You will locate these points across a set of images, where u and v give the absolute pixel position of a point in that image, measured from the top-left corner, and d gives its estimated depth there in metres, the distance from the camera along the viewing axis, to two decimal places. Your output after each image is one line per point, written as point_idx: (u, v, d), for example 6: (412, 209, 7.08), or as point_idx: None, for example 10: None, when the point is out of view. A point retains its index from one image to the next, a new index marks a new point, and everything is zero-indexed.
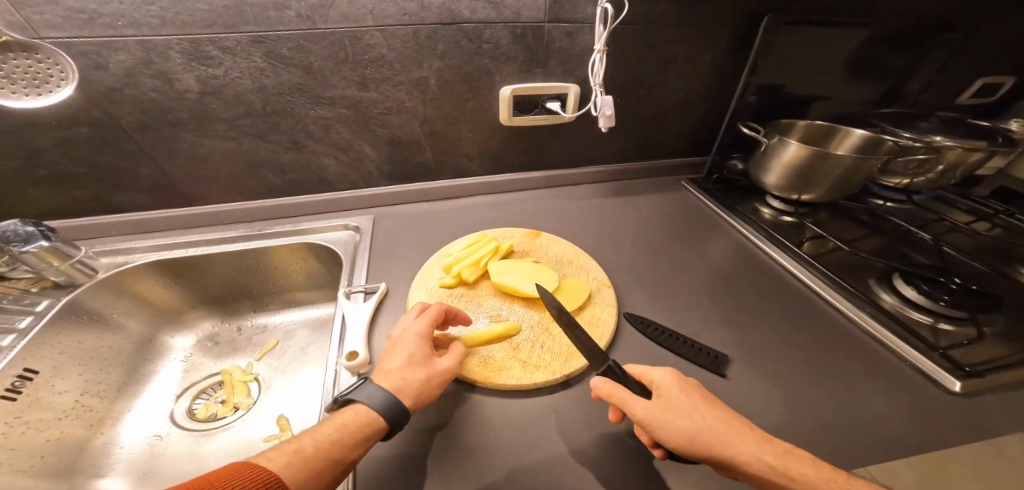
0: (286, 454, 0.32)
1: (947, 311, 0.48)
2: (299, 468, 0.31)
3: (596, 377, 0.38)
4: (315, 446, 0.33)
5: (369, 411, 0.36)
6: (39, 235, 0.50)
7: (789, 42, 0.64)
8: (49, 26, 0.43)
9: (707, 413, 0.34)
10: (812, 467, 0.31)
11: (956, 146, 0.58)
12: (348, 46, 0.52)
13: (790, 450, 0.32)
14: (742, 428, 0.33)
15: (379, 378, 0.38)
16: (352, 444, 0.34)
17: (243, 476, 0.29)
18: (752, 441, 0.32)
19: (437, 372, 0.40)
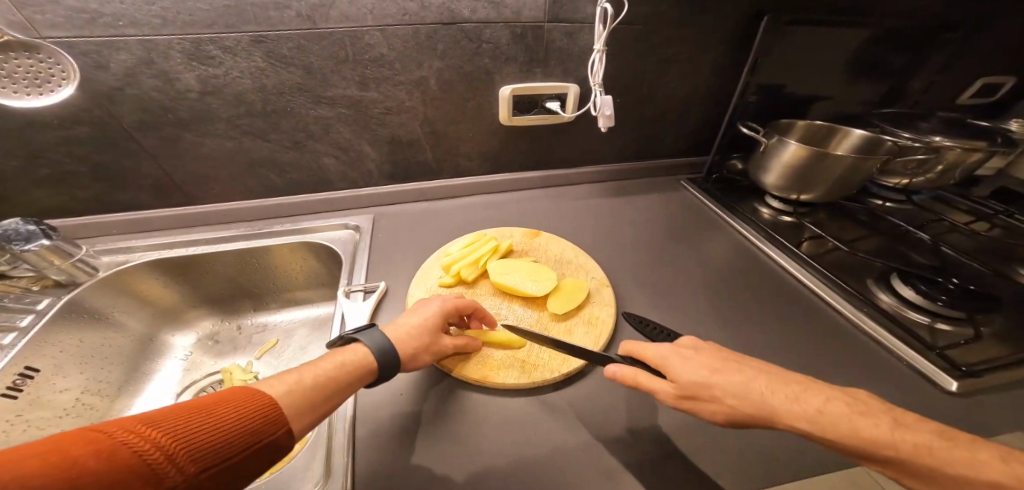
0: (286, 383, 0.31)
1: (944, 311, 0.48)
2: (301, 396, 0.31)
3: (609, 367, 0.37)
4: (314, 378, 0.32)
5: (368, 354, 0.37)
6: (40, 234, 0.51)
7: (789, 42, 0.64)
8: (50, 26, 0.43)
9: (719, 392, 0.33)
10: (846, 417, 0.30)
11: (956, 146, 0.58)
12: (348, 46, 0.52)
13: (820, 404, 0.31)
14: (759, 396, 0.32)
15: (387, 328, 0.40)
16: (349, 381, 0.34)
17: (244, 398, 0.29)
18: (775, 410, 0.32)
19: (438, 346, 0.42)
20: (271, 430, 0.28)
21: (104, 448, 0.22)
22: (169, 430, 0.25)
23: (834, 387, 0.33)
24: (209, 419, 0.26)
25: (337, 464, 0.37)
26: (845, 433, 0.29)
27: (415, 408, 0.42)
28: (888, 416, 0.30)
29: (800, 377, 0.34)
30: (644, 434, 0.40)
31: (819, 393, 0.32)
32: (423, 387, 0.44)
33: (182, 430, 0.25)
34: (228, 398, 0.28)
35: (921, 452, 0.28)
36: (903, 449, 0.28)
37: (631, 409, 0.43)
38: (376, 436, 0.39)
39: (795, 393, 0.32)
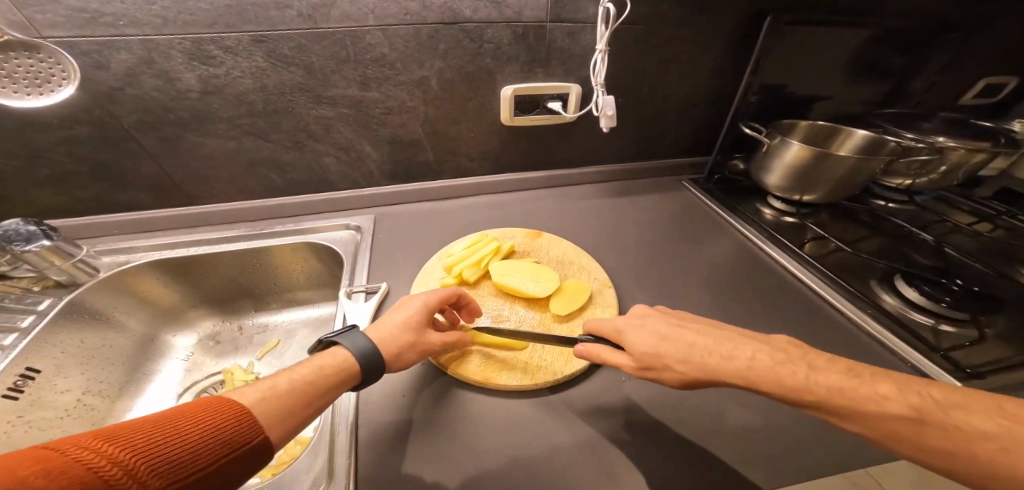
0: (260, 390, 0.32)
1: (947, 312, 0.49)
2: (275, 404, 0.31)
3: (576, 348, 0.42)
4: (290, 384, 0.33)
5: (350, 356, 0.37)
6: (40, 235, 0.50)
7: (791, 42, 0.64)
8: (50, 26, 0.43)
9: (668, 358, 0.36)
10: (774, 367, 0.33)
11: (958, 146, 0.58)
12: (349, 46, 0.52)
13: (752, 357, 0.34)
14: (700, 358, 0.35)
15: (369, 329, 0.40)
16: (327, 387, 0.35)
17: (215, 408, 0.29)
18: (717, 370, 0.34)
19: (423, 342, 0.41)
20: (240, 442, 0.28)
21: (58, 465, 0.21)
22: (129, 445, 0.24)
23: (763, 340, 0.36)
24: (172, 434, 0.26)
25: (339, 466, 0.37)
26: (774, 382, 0.32)
27: (417, 409, 0.42)
28: (810, 360, 0.33)
29: (735, 334, 0.37)
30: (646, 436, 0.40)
31: (751, 348, 0.35)
32: (426, 389, 0.44)
33: (142, 445, 0.25)
34: (194, 411, 0.28)
35: (839, 390, 0.30)
36: (822, 390, 0.31)
37: (633, 410, 0.43)
38: (378, 437, 0.39)
39: (729, 350, 0.35)
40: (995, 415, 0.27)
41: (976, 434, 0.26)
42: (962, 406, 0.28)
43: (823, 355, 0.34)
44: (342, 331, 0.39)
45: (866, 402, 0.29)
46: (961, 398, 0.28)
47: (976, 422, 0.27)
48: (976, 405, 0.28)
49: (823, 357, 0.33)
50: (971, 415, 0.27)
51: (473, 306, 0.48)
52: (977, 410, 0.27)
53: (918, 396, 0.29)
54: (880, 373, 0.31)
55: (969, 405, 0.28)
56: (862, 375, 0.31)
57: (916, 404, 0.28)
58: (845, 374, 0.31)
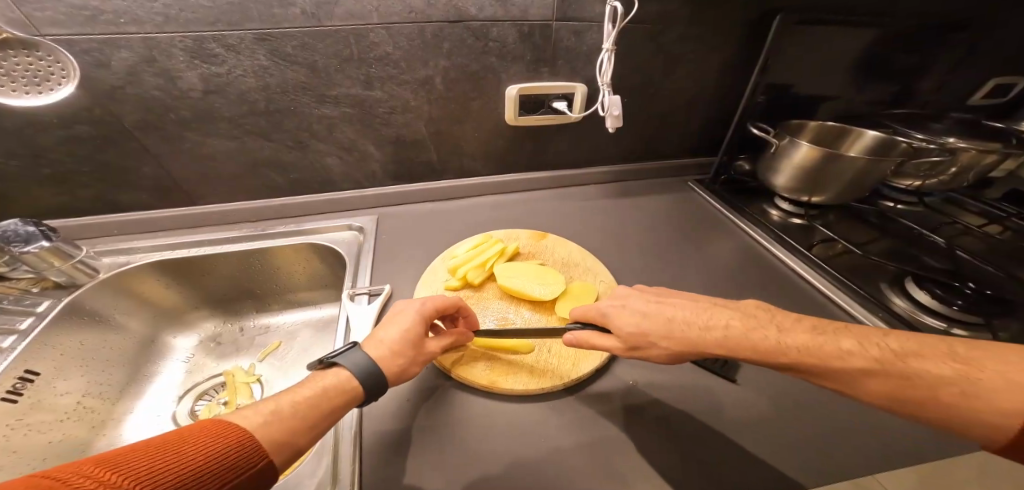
0: (262, 414, 0.32)
1: (961, 316, 0.48)
2: (278, 426, 0.31)
3: (565, 335, 0.43)
4: (292, 406, 0.33)
5: (350, 376, 0.36)
6: (40, 235, 0.50)
7: (800, 41, 0.63)
8: (50, 24, 0.42)
9: (653, 334, 0.39)
10: (746, 333, 0.36)
11: (969, 148, 0.57)
12: (353, 44, 0.51)
13: (726, 325, 0.37)
14: (681, 332, 0.38)
15: (369, 346, 0.39)
16: (331, 410, 0.34)
17: (216, 434, 0.29)
18: (698, 342, 0.37)
19: (425, 353, 0.41)
20: (242, 467, 0.28)
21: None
22: (129, 472, 0.24)
23: (734, 308, 0.39)
24: (172, 461, 0.26)
25: (344, 471, 0.36)
26: (750, 347, 0.36)
27: (423, 413, 0.42)
28: (777, 323, 0.37)
29: (708, 305, 0.40)
30: (655, 440, 0.40)
31: (724, 317, 0.38)
32: (431, 392, 0.43)
33: (143, 472, 0.24)
34: (193, 436, 0.28)
35: (806, 350, 0.34)
36: (793, 351, 0.34)
37: (641, 414, 0.42)
38: (383, 442, 0.39)
39: (706, 322, 0.38)
40: (950, 361, 0.30)
41: (935, 380, 0.30)
42: (918, 354, 0.31)
43: (789, 317, 0.37)
44: (342, 350, 0.38)
45: (835, 359, 0.33)
46: (916, 348, 0.32)
47: (935, 370, 0.30)
48: (931, 352, 0.31)
49: (789, 319, 0.37)
50: (927, 362, 0.31)
51: (470, 314, 0.46)
52: (931, 358, 0.31)
53: (878, 349, 0.32)
54: (842, 330, 0.35)
55: (925, 354, 0.31)
56: (827, 333, 0.35)
57: (877, 356, 0.32)
58: (811, 334, 0.35)
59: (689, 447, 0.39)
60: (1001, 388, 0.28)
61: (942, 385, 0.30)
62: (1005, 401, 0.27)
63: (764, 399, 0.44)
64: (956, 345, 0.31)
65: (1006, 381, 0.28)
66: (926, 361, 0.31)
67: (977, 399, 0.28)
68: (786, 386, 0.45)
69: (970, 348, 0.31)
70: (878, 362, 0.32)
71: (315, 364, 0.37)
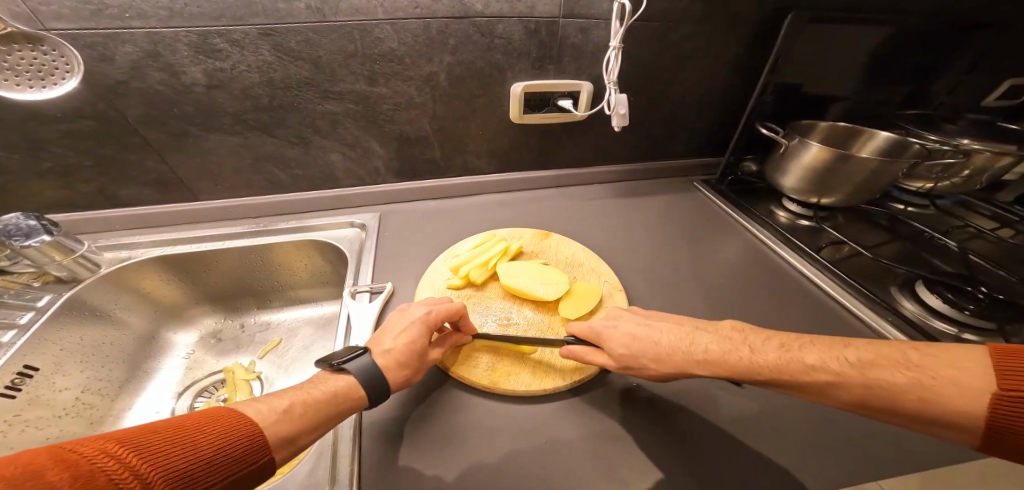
0: (274, 411, 0.31)
1: (971, 321, 0.47)
2: (285, 426, 0.31)
3: (565, 348, 0.42)
4: (304, 407, 0.32)
5: (354, 381, 0.36)
6: (41, 229, 0.50)
7: (811, 40, 0.62)
8: (54, 18, 0.42)
9: (641, 357, 0.39)
10: (719, 355, 0.36)
11: (984, 149, 0.55)
12: (357, 40, 0.51)
13: (706, 353, 0.37)
14: (659, 355, 0.38)
15: (376, 354, 0.38)
16: (332, 415, 0.34)
17: (226, 424, 0.28)
18: (676, 365, 0.38)
19: (426, 361, 0.41)
20: (247, 462, 0.28)
21: (81, 474, 0.21)
22: (146, 456, 0.24)
23: (711, 332, 0.39)
24: (187, 447, 0.26)
25: (343, 471, 0.35)
26: (722, 365, 0.36)
27: (421, 413, 0.41)
28: (748, 342, 0.37)
29: (687, 329, 0.40)
30: (662, 441, 0.39)
31: (698, 339, 0.38)
32: (431, 392, 0.43)
33: (162, 454, 0.25)
34: (211, 423, 0.28)
35: (776, 368, 0.34)
36: (771, 373, 0.34)
37: (647, 419, 0.41)
38: (382, 442, 0.38)
39: (680, 345, 0.38)
40: (902, 369, 0.30)
41: (895, 389, 0.29)
42: (875, 363, 0.31)
43: (761, 335, 0.37)
44: (348, 355, 0.37)
45: (801, 373, 0.33)
46: (872, 357, 0.31)
47: (891, 378, 0.30)
48: (886, 360, 0.30)
49: (761, 338, 0.36)
50: (883, 371, 0.30)
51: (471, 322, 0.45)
52: (886, 366, 0.30)
53: (838, 362, 0.32)
54: (807, 345, 0.34)
55: (880, 363, 0.31)
56: (793, 349, 0.34)
57: (838, 370, 0.32)
58: (777, 352, 0.34)
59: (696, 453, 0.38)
60: (954, 393, 0.27)
61: (903, 398, 0.29)
62: (955, 405, 0.27)
63: (770, 402, 0.43)
64: (910, 350, 0.30)
65: (957, 385, 0.28)
66: (882, 370, 0.30)
67: (933, 407, 0.28)
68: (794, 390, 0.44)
69: (922, 352, 0.30)
70: (839, 376, 0.31)
71: (322, 365, 0.36)
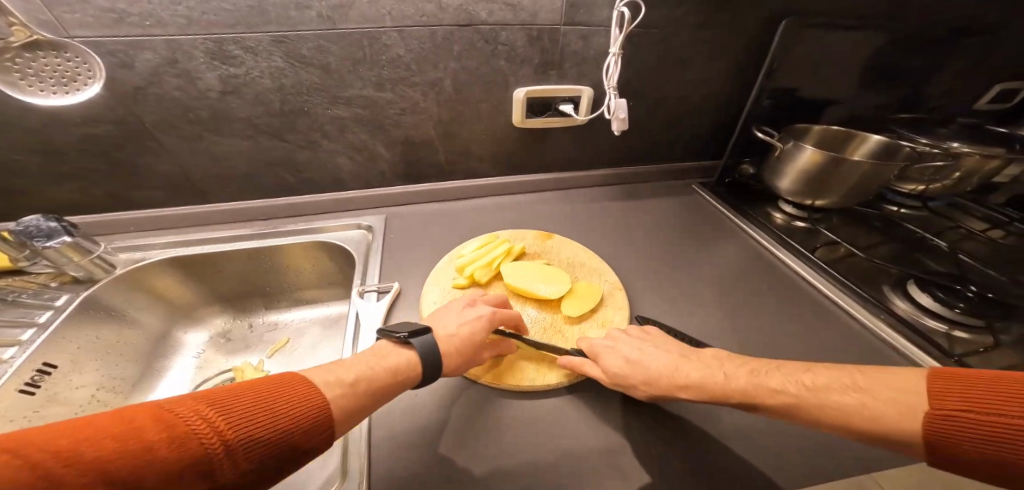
0: (341, 384, 0.33)
1: (961, 319, 0.49)
2: (348, 400, 0.33)
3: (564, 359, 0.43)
4: (367, 384, 0.34)
5: (414, 357, 0.39)
6: (61, 231, 0.51)
7: (806, 46, 0.64)
8: (78, 26, 0.43)
9: (633, 378, 0.40)
10: (698, 380, 0.38)
11: (974, 153, 0.57)
12: (366, 46, 0.53)
13: (689, 379, 0.38)
14: (643, 377, 0.40)
15: (441, 335, 0.42)
16: (390, 390, 0.36)
17: (296, 396, 0.30)
18: (657, 388, 0.39)
19: (480, 356, 0.43)
20: (312, 434, 0.29)
21: (174, 437, 0.24)
22: (230, 423, 0.27)
23: (695, 360, 0.40)
24: (260, 416, 0.28)
25: (354, 464, 0.37)
26: (703, 389, 0.37)
27: (429, 410, 0.42)
28: (725, 367, 0.38)
29: (674, 354, 0.41)
30: (662, 438, 0.40)
31: (677, 362, 0.40)
32: (437, 389, 0.44)
33: (241, 419, 0.27)
34: (281, 394, 0.30)
35: (746, 392, 0.36)
36: (742, 398, 0.36)
37: (646, 415, 0.42)
38: (391, 437, 0.39)
39: (660, 369, 0.40)
40: (850, 391, 0.32)
41: (849, 411, 0.32)
42: (829, 387, 0.33)
43: (736, 361, 0.39)
44: (414, 330, 0.40)
45: (766, 397, 0.35)
46: (826, 381, 0.34)
47: (842, 399, 0.32)
48: (838, 384, 0.33)
49: (736, 364, 0.38)
50: (834, 392, 0.33)
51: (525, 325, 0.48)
52: (838, 389, 0.33)
53: (796, 385, 0.34)
54: (773, 369, 0.36)
55: (833, 386, 0.33)
56: (761, 374, 0.36)
57: (796, 392, 0.34)
58: (749, 378, 0.36)
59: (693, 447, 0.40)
60: (897, 411, 0.30)
61: (853, 418, 0.31)
62: (896, 422, 0.30)
63: None
64: (857, 374, 0.33)
65: (897, 403, 0.30)
66: (835, 392, 0.33)
67: (885, 425, 0.30)
68: None
69: (867, 375, 0.33)
70: (798, 399, 0.34)
71: (389, 336, 0.40)
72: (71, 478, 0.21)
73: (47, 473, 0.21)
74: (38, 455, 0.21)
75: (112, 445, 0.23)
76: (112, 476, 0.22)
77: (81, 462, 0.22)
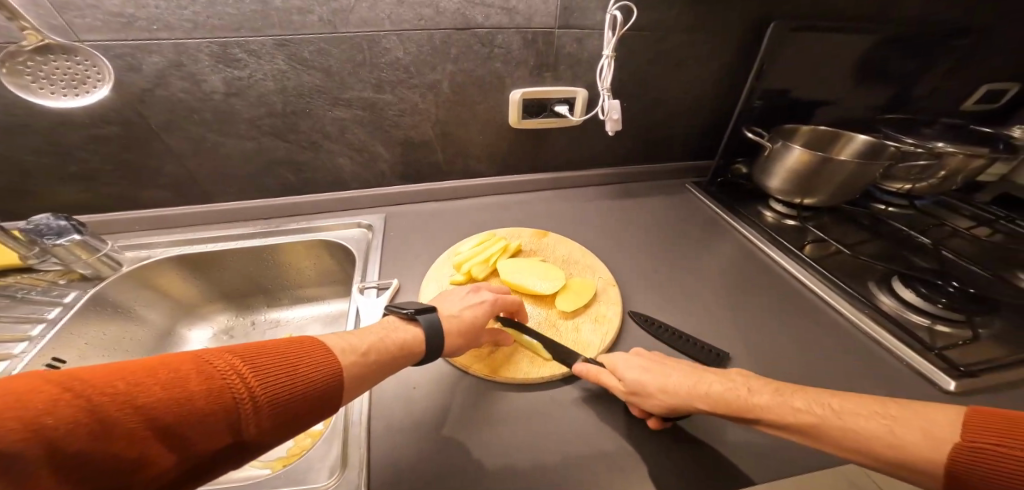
0: (356, 354, 0.35)
1: (943, 313, 0.50)
2: (363, 368, 0.34)
3: (580, 364, 0.44)
4: (377, 355, 0.36)
5: (420, 334, 0.40)
6: (72, 229, 0.53)
7: (796, 48, 0.66)
8: (88, 30, 0.45)
9: (651, 385, 0.39)
10: (719, 393, 0.37)
11: (957, 153, 0.57)
12: (365, 50, 0.54)
13: (711, 390, 0.37)
14: (664, 386, 0.39)
15: (444, 316, 0.43)
16: (399, 361, 0.38)
17: (318, 359, 0.32)
18: (677, 397, 0.38)
19: (480, 337, 0.45)
20: (333, 396, 0.31)
21: (211, 390, 0.26)
22: (260, 379, 0.28)
23: (717, 374, 0.39)
24: (288, 374, 0.29)
25: (354, 455, 0.38)
26: (724, 402, 0.37)
27: (426, 403, 0.43)
28: (747, 383, 0.37)
29: (696, 368, 0.41)
30: (652, 429, 0.42)
31: (699, 375, 0.39)
32: (435, 382, 0.45)
33: (270, 378, 0.29)
34: (307, 357, 0.31)
35: (768, 409, 0.35)
36: (767, 415, 0.35)
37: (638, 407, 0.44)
38: (391, 429, 0.41)
39: (682, 378, 0.39)
40: (879, 417, 0.31)
41: (871, 439, 0.31)
42: (855, 412, 0.32)
43: (760, 380, 0.38)
44: (421, 307, 0.42)
45: (788, 415, 0.34)
46: (854, 407, 0.33)
47: (866, 425, 0.31)
48: (864, 410, 0.32)
49: (758, 381, 0.37)
50: (858, 418, 0.32)
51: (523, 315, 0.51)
52: (864, 415, 0.32)
53: (820, 407, 0.34)
54: (797, 390, 0.36)
55: (858, 411, 0.32)
56: (785, 393, 0.35)
57: (819, 414, 0.33)
58: (772, 396, 0.35)
59: (683, 437, 0.41)
60: (921, 442, 0.29)
61: (877, 444, 0.30)
62: (922, 452, 0.29)
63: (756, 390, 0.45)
64: (889, 404, 0.32)
65: (923, 433, 0.29)
66: (860, 417, 0.32)
67: (907, 454, 0.29)
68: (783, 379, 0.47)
69: (900, 406, 0.32)
70: (819, 419, 0.33)
71: (399, 312, 0.42)
72: (123, 420, 0.23)
73: (102, 415, 0.23)
74: (94, 395, 0.23)
75: (159, 393, 0.24)
76: (158, 422, 0.24)
77: (132, 407, 0.24)
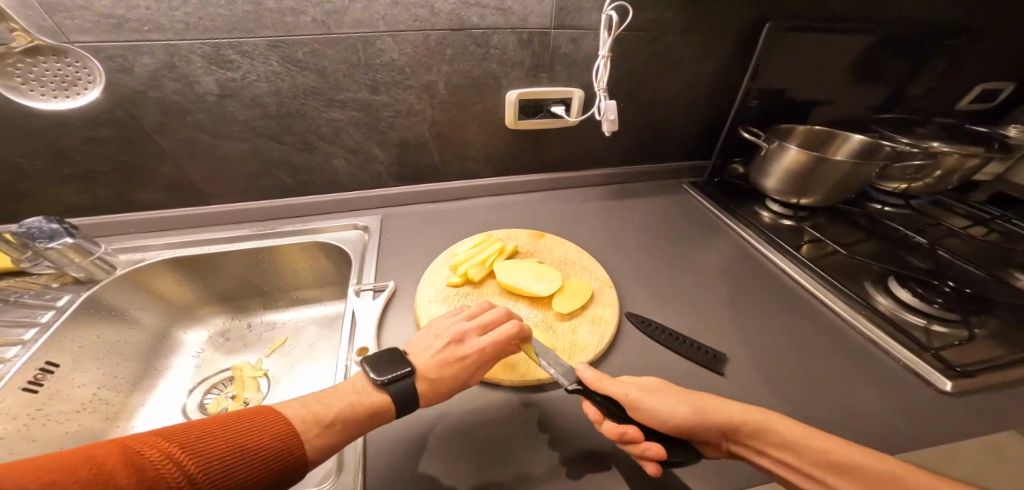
0: (318, 424, 0.33)
1: (938, 313, 0.50)
2: (326, 439, 0.33)
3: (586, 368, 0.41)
4: (343, 421, 0.34)
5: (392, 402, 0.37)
6: (63, 232, 0.52)
7: (791, 49, 0.66)
8: (79, 31, 0.45)
9: (670, 393, 0.38)
10: (743, 411, 0.37)
11: (951, 152, 0.58)
12: (360, 50, 0.54)
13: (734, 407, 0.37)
14: (685, 396, 0.38)
15: (421, 379, 0.39)
16: (367, 426, 0.36)
17: (265, 436, 0.31)
18: (699, 404, 0.37)
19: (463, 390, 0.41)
20: (285, 468, 0.31)
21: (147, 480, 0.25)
22: (199, 464, 0.28)
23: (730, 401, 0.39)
24: (232, 455, 0.29)
25: (350, 457, 0.38)
26: (746, 421, 0.36)
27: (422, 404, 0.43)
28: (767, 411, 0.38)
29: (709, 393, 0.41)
30: None
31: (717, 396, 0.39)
32: None
33: (210, 464, 0.28)
34: (254, 433, 0.31)
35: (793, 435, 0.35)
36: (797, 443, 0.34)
37: None
38: (386, 430, 0.41)
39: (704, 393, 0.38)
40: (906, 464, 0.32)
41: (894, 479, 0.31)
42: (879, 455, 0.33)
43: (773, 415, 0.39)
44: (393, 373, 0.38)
45: (813, 443, 0.34)
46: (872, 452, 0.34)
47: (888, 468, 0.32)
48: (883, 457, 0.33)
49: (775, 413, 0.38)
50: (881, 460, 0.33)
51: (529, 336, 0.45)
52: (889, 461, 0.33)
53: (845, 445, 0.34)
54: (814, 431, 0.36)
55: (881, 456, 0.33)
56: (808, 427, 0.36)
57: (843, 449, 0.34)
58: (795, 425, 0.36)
59: None
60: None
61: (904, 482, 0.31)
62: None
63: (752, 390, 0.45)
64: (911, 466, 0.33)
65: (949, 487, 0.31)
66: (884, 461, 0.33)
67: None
68: (780, 379, 0.46)
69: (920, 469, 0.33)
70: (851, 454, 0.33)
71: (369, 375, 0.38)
72: None
73: None
74: None
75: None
76: None
77: None
